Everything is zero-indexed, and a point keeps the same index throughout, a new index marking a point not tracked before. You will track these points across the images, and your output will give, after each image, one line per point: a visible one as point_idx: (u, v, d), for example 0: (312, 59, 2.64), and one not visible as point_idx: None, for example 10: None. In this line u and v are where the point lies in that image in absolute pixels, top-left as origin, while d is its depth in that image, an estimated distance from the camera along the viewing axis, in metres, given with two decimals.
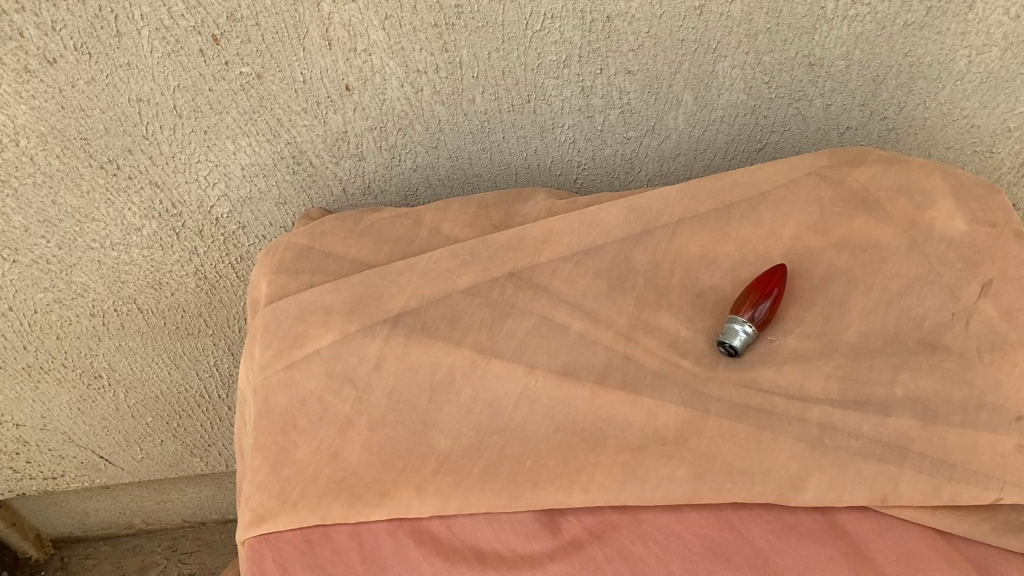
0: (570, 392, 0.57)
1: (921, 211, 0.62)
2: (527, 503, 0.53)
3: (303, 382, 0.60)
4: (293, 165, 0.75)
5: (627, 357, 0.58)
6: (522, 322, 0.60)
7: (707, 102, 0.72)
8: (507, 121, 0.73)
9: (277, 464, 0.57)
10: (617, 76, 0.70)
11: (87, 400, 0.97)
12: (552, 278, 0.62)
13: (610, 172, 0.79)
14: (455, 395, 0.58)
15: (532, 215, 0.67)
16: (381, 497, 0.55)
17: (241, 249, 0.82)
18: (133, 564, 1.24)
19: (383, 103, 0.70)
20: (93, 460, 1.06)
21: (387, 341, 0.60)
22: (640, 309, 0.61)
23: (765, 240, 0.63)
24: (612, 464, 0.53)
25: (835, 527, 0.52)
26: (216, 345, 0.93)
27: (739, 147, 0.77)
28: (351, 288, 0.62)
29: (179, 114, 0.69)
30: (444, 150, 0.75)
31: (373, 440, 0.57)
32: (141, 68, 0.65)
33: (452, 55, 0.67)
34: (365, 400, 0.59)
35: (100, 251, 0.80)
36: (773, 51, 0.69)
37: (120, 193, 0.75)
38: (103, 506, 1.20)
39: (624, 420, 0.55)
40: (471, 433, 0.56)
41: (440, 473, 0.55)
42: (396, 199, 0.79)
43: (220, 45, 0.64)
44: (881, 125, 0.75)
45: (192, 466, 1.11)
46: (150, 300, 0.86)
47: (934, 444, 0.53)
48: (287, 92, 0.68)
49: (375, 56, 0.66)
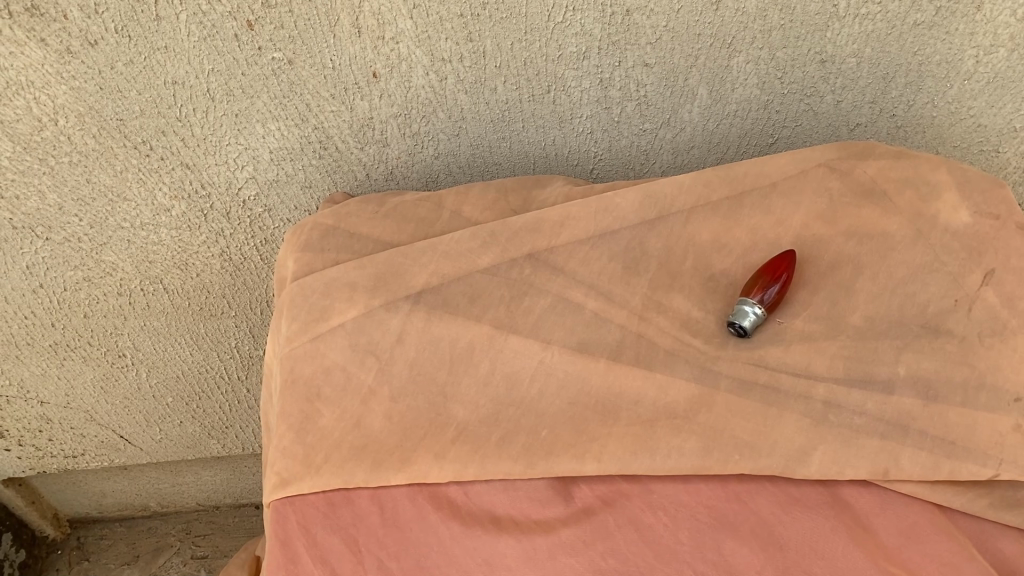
0: (584, 367, 0.59)
1: (928, 202, 0.64)
2: (541, 470, 0.56)
3: (328, 354, 0.62)
4: (319, 150, 0.77)
5: (639, 335, 0.60)
6: (539, 301, 0.63)
7: (721, 96, 0.75)
8: (527, 111, 0.75)
9: (302, 431, 0.60)
10: (635, 68, 0.72)
11: (110, 379, 0.99)
12: (569, 260, 0.65)
13: (626, 163, 0.81)
14: (474, 368, 0.60)
15: (550, 200, 0.69)
16: (402, 463, 0.57)
17: (267, 232, 0.85)
18: (147, 545, 1.26)
19: (408, 91, 0.73)
20: (114, 439, 1.09)
21: (409, 316, 0.62)
22: (653, 291, 0.63)
23: (775, 228, 0.65)
24: (624, 435, 0.56)
25: (838, 500, 0.54)
26: (238, 327, 0.95)
27: (751, 141, 0.79)
28: (375, 266, 0.64)
29: (212, 97, 0.71)
30: (466, 138, 0.78)
31: (395, 410, 0.60)
32: (178, 52, 0.68)
33: (477, 45, 0.69)
34: (387, 371, 0.61)
35: (130, 231, 0.82)
36: (786, 47, 0.71)
37: (152, 174, 0.77)
38: (121, 487, 1.23)
39: (636, 394, 0.58)
40: (488, 405, 0.59)
41: (459, 441, 0.57)
42: (418, 185, 0.82)
43: (254, 31, 0.67)
44: (890, 123, 0.77)
45: (209, 448, 1.13)
46: (176, 281, 0.89)
47: (935, 422, 0.55)
48: (316, 78, 0.71)
49: (402, 44, 0.69)
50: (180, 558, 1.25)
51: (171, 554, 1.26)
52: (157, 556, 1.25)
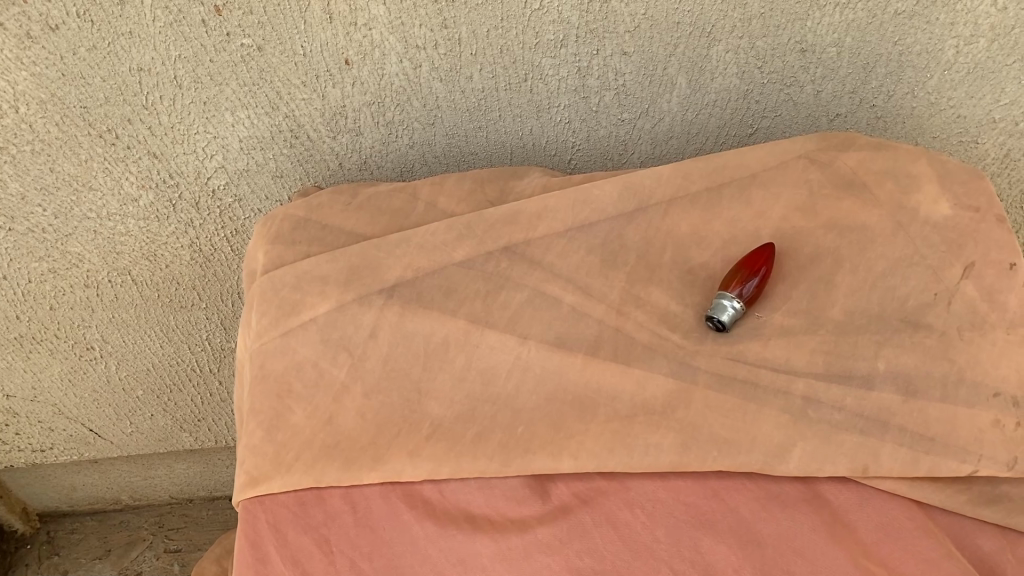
0: (561, 363, 0.58)
1: (908, 195, 0.64)
2: (517, 468, 0.54)
3: (299, 350, 0.61)
4: (290, 139, 0.75)
5: (617, 330, 0.59)
6: (516, 295, 0.61)
7: (701, 86, 0.73)
8: (504, 100, 0.74)
9: (272, 428, 0.59)
10: (614, 57, 0.71)
11: (78, 372, 0.97)
12: (546, 253, 0.63)
13: (604, 153, 0.80)
14: (449, 363, 0.59)
15: (527, 191, 0.68)
16: (375, 461, 0.56)
17: (237, 222, 0.83)
18: (119, 539, 1.24)
19: (381, 79, 0.71)
20: (83, 433, 1.07)
21: (383, 311, 0.61)
22: (632, 284, 0.62)
23: (754, 220, 0.64)
24: (601, 432, 0.55)
25: (817, 496, 0.53)
26: (209, 319, 0.93)
27: (730, 132, 0.78)
28: (348, 259, 0.63)
29: (179, 84, 0.69)
30: (441, 127, 0.76)
31: (367, 406, 0.58)
32: (143, 37, 0.66)
33: (452, 32, 0.68)
34: (360, 367, 0.60)
35: (96, 221, 0.80)
36: (766, 36, 0.70)
37: (118, 163, 0.75)
38: (91, 481, 1.21)
39: (614, 390, 0.57)
40: (464, 401, 0.58)
41: (433, 438, 0.56)
42: (392, 175, 0.80)
43: (222, 17, 0.65)
44: (870, 113, 0.77)
45: (181, 441, 1.11)
46: (144, 272, 0.86)
47: (914, 418, 0.54)
48: (287, 65, 0.69)
49: (375, 31, 0.67)
50: (152, 552, 1.23)
51: (143, 548, 1.23)
52: (129, 550, 1.23)
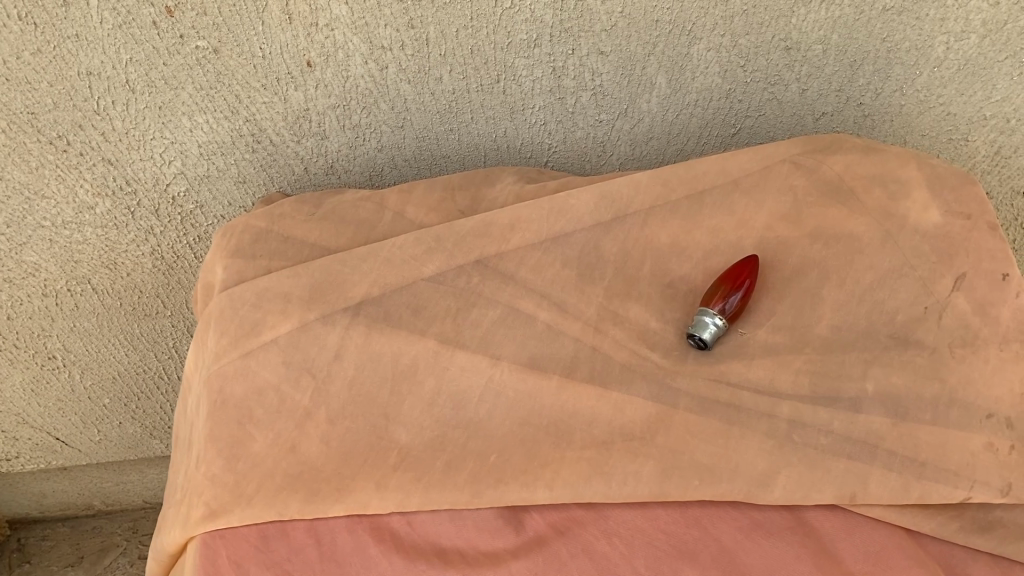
0: (536, 385, 0.55)
1: (897, 201, 0.61)
2: (489, 499, 0.52)
3: (260, 373, 0.57)
4: (252, 144, 0.71)
5: (595, 349, 0.57)
6: (488, 312, 0.58)
7: (681, 85, 0.70)
8: (476, 102, 0.70)
9: (232, 457, 0.55)
10: (590, 57, 0.68)
11: (40, 381, 0.94)
12: (520, 267, 0.60)
13: (581, 155, 0.77)
14: (419, 386, 0.56)
15: (500, 200, 0.65)
16: (340, 492, 0.53)
17: (199, 228, 0.79)
18: (92, 546, 1.21)
19: (346, 81, 0.67)
20: (49, 442, 1.03)
21: (347, 331, 0.58)
22: (609, 300, 0.59)
23: (737, 230, 0.61)
24: (577, 460, 0.52)
25: (803, 525, 0.51)
26: (175, 326, 0.90)
27: (713, 132, 0.74)
28: (311, 275, 0.60)
29: (132, 89, 0.66)
30: (411, 130, 0.72)
31: (332, 433, 0.55)
32: (91, 40, 0.62)
33: (419, 32, 0.64)
34: (324, 391, 0.57)
35: (51, 230, 0.76)
36: (749, 34, 0.67)
37: (71, 170, 0.71)
38: (62, 487, 1.17)
39: (591, 414, 0.54)
40: (433, 427, 0.55)
41: (401, 468, 0.53)
42: (361, 179, 0.76)
43: (174, 17, 0.61)
44: (857, 111, 0.74)
45: (152, 448, 1.08)
46: (105, 281, 0.83)
47: (904, 442, 0.52)
48: (245, 67, 0.65)
49: (338, 31, 0.64)
50: (127, 558, 1.19)
51: (116, 555, 1.20)
52: (103, 556, 1.19)
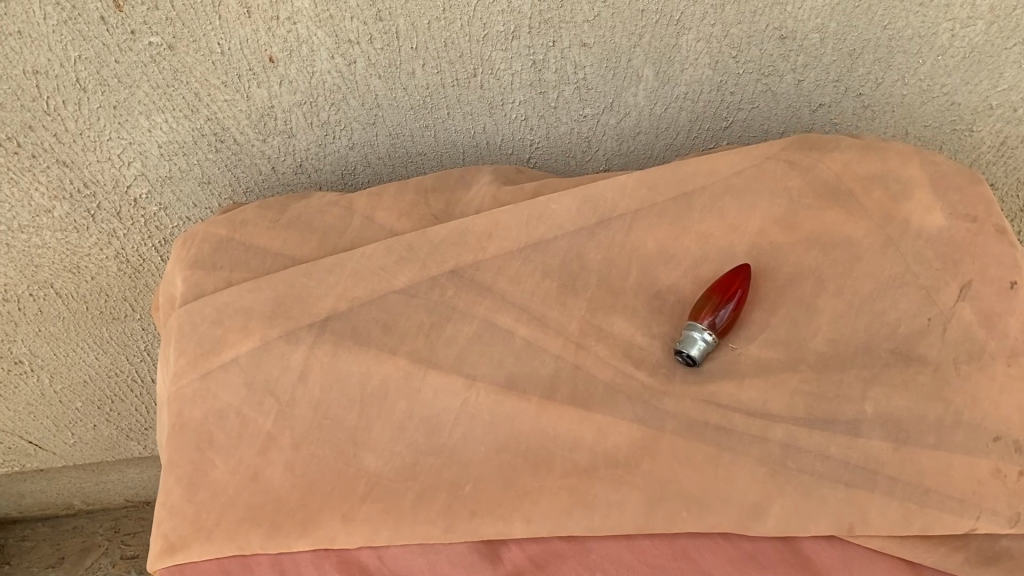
0: (513, 409, 0.52)
1: (898, 204, 0.57)
2: (464, 533, 0.49)
3: (220, 395, 0.54)
4: (215, 144, 0.67)
5: (576, 367, 0.53)
6: (463, 328, 0.55)
7: (670, 77, 0.66)
8: (451, 96, 0.66)
9: (192, 486, 0.52)
10: (572, 49, 0.63)
11: (8, 385, 0.90)
12: (497, 278, 0.57)
13: (566, 151, 0.72)
14: (389, 410, 0.53)
15: (476, 204, 0.61)
16: (305, 526, 0.50)
17: (165, 231, 0.75)
18: (73, 547, 1.17)
19: (311, 77, 0.63)
20: (22, 445, 0.99)
21: (313, 350, 0.54)
22: (592, 313, 0.56)
23: (729, 236, 0.58)
24: (558, 491, 0.49)
25: (799, 557, 0.48)
26: (145, 329, 0.86)
27: (704, 126, 0.70)
28: (274, 289, 0.56)
29: (83, 88, 0.62)
30: (383, 127, 0.68)
31: (297, 461, 0.52)
32: (35, 37, 0.58)
33: (388, 24, 0.60)
34: (288, 415, 0.53)
35: (8, 233, 0.72)
36: (742, 23, 0.62)
37: (24, 173, 0.67)
38: (39, 488, 1.13)
39: (572, 439, 0.51)
40: (405, 454, 0.52)
41: (369, 498, 0.50)
42: (333, 179, 0.72)
43: (124, 13, 0.57)
44: (856, 102, 0.69)
45: (129, 450, 1.04)
46: (69, 285, 0.79)
47: (906, 468, 0.48)
48: (203, 64, 0.61)
49: (301, 25, 0.59)
50: (109, 559, 1.15)
51: (99, 555, 1.16)
52: (84, 558, 1.15)
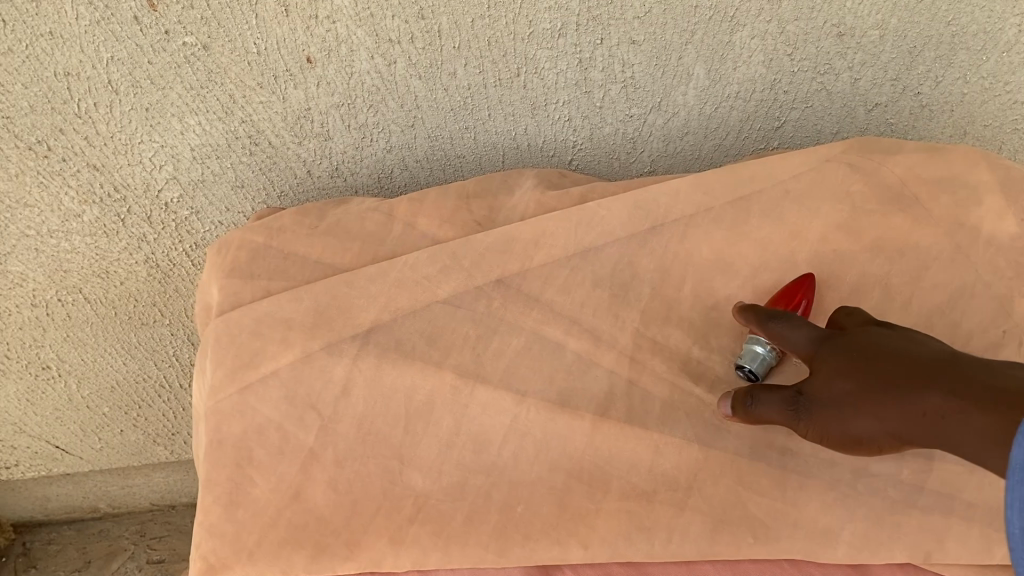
0: (567, 427, 0.50)
1: (967, 210, 0.54)
2: (517, 557, 0.48)
3: (260, 410, 0.51)
4: (250, 146, 0.65)
5: (632, 383, 0.52)
6: (511, 340, 0.53)
7: (721, 76, 0.64)
8: (493, 97, 0.64)
9: (232, 504, 0.50)
10: (620, 47, 0.61)
11: (36, 391, 0.88)
12: (546, 287, 0.54)
13: (610, 152, 0.70)
14: (435, 426, 0.51)
15: (521, 210, 0.58)
16: (350, 548, 0.49)
17: (196, 236, 0.73)
18: (99, 551, 1.15)
19: (350, 77, 0.61)
20: (48, 450, 0.97)
21: (356, 363, 0.52)
22: (647, 325, 0.54)
23: (789, 243, 0.55)
24: (617, 514, 0.48)
25: None
26: (174, 334, 0.85)
27: (755, 126, 0.68)
28: (314, 299, 0.53)
29: (115, 90, 0.59)
30: (422, 129, 0.66)
31: (340, 479, 0.50)
32: (67, 38, 0.56)
33: (430, 23, 0.58)
34: (331, 431, 0.51)
35: (36, 238, 0.70)
36: (799, 20, 0.60)
37: (53, 177, 0.65)
38: (66, 491, 1.12)
39: (630, 458, 0.50)
40: (453, 472, 0.50)
41: (418, 519, 0.49)
42: (369, 182, 0.70)
43: (158, 12, 0.55)
44: (914, 101, 0.66)
45: (156, 455, 1.03)
46: (98, 290, 0.77)
47: (986, 492, 0.49)
48: (238, 65, 0.59)
49: (340, 24, 0.57)
50: (135, 564, 1.14)
51: (125, 559, 1.14)
52: (110, 561, 1.14)
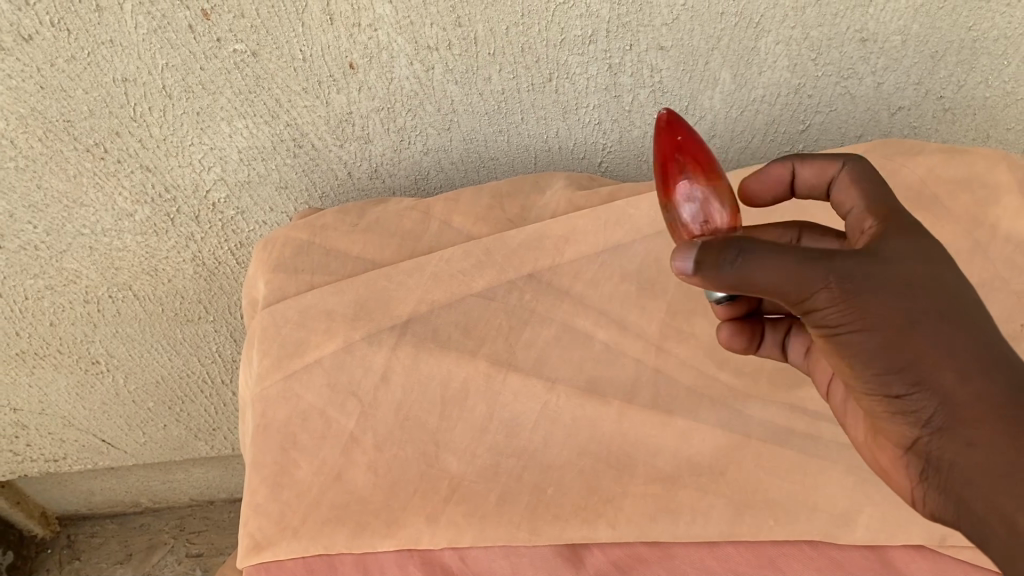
0: (594, 413, 0.53)
1: (984, 208, 0.56)
2: (549, 537, 0.50)
3: (304, 396, 0.54)
4: (294, 149, 0.69)
5: (657, 372, 0.54)
6: (543, 331, 0.55)
7: (747, 81, 0.66)
8: (526, 101, 0.66)
9: (276, 484, 0.53)
10: (649, 52, 0.63)
11: (85, 385, 0.92)
12: (575, 281, 0.56)
13: (638, 155, 0.72)
14: (469, 412, 0.53)
15: (551, 208, 0.60)
16: (390, 527, 0.51)
17: (240, 235, 0.77)
18: (140, 543, 1.19)
19: (390, 83, 0.64)
20: (95, 443, 1.01)
21: (394, 352, 0.54)
22: (673, 317, 0.56)
23: None
24: (644, 496, 0.51)
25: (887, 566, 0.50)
26: (217, 331, 0.88)
27: (780, 129, 0.70)
28: (355, 291, 0.56)
29: (169, 95, 0.63)
30: (457, 132, 0.69)
31: (379, 461, 0.53)
32: (125, 45, 0.59)
33: (467, 30, 0.61)
34: (370, 416, 0.54)
35: (91, 237, 0.74)
36: (822, 26, 0.62)
37: (109, 178, 0.69)
38: (109, 486, 1.15)
39: (656, 445, 0.52)
40: (486, 456, 0.52)
41: (453, 500, 0.51)
42: (406, 183, 0.73)
43: (211, 21, 0.58)
44: (937, 105, 0.68)
45: (197, 449, 1.07)
46: (147, 287, 0.81)
47: None
48: (285, 71, 0.62)
49: (382, 32, 0.60)
50: (174, 556, 1.18)
51: (164, 553, 1.18)
52: (151, 554, 1.18)
